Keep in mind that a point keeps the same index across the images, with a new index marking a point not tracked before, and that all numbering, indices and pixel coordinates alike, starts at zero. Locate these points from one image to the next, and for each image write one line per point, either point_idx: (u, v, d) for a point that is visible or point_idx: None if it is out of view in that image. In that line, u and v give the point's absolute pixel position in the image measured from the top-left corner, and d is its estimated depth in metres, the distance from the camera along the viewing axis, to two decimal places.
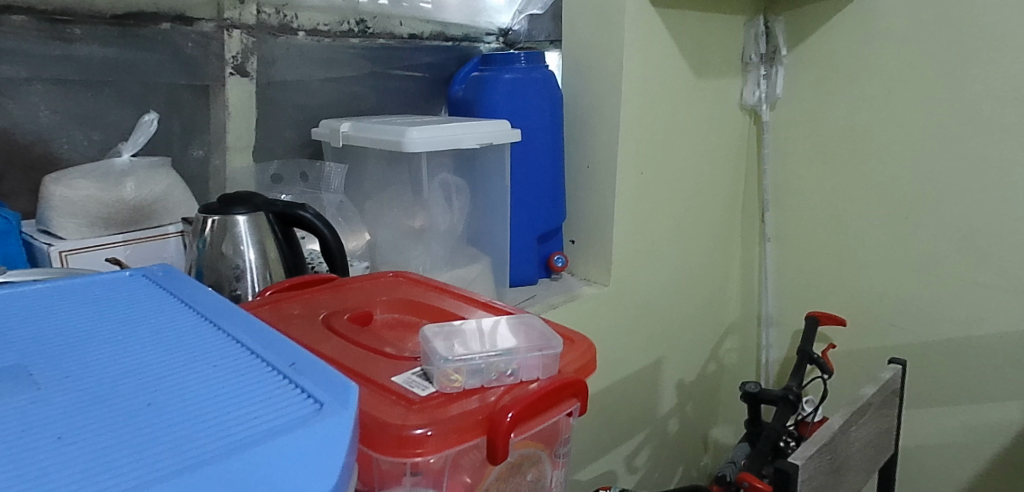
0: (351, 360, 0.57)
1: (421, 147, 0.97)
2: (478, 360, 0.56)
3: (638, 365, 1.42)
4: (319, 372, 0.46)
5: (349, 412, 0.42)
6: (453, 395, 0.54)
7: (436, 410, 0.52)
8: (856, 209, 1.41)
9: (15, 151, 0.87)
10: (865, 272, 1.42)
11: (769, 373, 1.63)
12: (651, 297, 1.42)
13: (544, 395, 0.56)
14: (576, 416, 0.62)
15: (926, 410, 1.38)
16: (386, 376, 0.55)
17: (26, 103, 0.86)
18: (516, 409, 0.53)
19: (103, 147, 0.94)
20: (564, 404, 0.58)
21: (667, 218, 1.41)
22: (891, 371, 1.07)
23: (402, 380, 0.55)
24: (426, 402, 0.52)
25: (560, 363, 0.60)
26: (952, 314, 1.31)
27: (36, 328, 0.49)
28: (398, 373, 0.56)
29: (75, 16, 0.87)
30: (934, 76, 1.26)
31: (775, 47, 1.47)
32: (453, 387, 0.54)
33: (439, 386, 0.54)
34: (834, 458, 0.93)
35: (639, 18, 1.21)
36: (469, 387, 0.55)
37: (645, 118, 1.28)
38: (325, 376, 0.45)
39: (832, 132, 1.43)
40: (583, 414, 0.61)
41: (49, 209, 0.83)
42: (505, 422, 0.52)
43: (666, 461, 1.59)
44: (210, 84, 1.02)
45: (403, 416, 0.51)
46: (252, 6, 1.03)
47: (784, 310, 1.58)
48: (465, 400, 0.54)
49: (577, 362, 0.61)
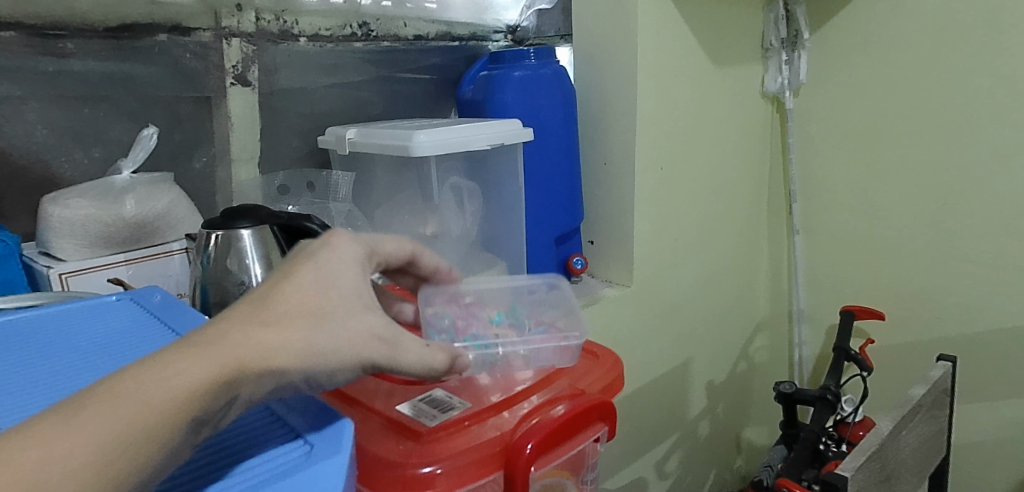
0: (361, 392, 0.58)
1: (430, 151, 0.93)
2: (491, 351, 0.59)
3: (666, 368, 1.37)
4: (312, 411, 0.46)
5: (340, 455, 0.42)
6: (462, 422, 0.54)
7: (445, 446, 0.52)
8: (889, 195, 1.35)
9: (14, 171, 0.84)
10: (899, 262, 1.36)
11: (803, 371, 1.56)
12: (676, 296, 1.37)
13: (566, 423, 0.55)
14: (603, 442, 0.62)
15: (973, 406, 1.31)
16: (391, 406, 0.56)
17: (20, 122, 0.83)
18: (536, 439, 0.53)
19: (104, 163, 0.91)
20: (591, 430, 0.58)
21: (691, 214, 1.36)
22: (940, 368, 1.01)
23: (408, 410, 0.55)
24: (435, 435, 0.52)
25: (587, 384, 0.62)
26: (997, 303, 1.25)
27: (41, 349, 0.50)
28: (403, 402, 0.56)
29: (66, 30, 0.84)
30: (969, 54, 1.20)
31: (797, 31, 1.41)
32: (459, 411, 0.55)
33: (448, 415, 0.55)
34: (884, 466, 0.87)
35: (653, 7, 1.16)
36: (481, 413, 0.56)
37: (663, 112, 1.23)
38: (318, 415, 0.46)
39: (861, 117, 1.36)
40: (610, 439, 0.61)
41: (49, 231, 0.80)
42: (526, 452, 0.52)
43: (698, 465, 1.54)
44: (211, 95, 0.99)
45: (411, 455, 0.51)
46: (250, 13, 1.00)
47: (817, 305, 1.52)
48: (480, 432, 0.54)
49: (602, 381, 0.63)
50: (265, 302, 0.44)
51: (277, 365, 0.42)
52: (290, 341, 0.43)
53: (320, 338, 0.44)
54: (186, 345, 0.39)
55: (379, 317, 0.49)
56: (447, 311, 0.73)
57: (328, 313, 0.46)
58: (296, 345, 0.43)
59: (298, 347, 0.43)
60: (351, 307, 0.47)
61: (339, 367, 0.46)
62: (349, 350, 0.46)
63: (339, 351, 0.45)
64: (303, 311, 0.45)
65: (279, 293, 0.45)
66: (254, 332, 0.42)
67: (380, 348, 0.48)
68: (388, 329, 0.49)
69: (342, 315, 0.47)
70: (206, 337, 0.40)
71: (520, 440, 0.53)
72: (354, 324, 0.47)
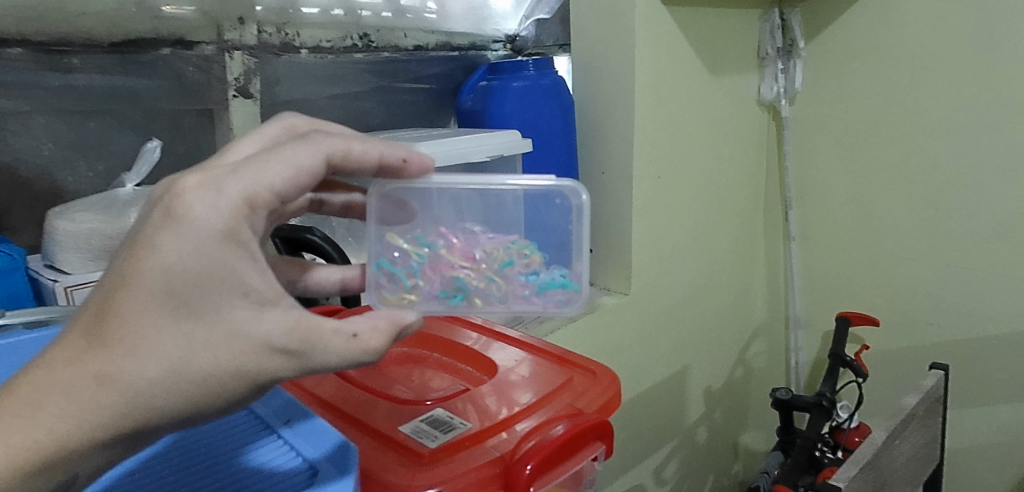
0: (369, 417, 0.65)
1: (430, 163, 0.94)
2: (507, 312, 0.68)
3: (664, 375, 1.38)
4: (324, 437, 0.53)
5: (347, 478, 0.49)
6: (463, 442, 0.62)
7: (445, 469, 0.59)
8: (884, 203, 1.36)
9: (20, 184, 0.86)
10: (894, 268, 1.37)
11: (800, 377, 1.57)
12: (674, 304, 1.38)
13: (560, 445, 0.62)
14: (600, 461, 0.69)
15: (967, 412, 1.32)
16: (397, 426, 0.63)
17: (27, 135, 0.85)
18: (533, 461, 0.60)
19: (107, 177, 0.93)
20: (586, 450, 0.65)
21: (688, 222, 1.37)
22: (933, 376, 1.02)
23: (410, 432, 0.62)
24: (435, 456, 0.60)
25: (585, 404, 0.69)
26: (991, 310, 1.26)
27: None
28: (406, 422, 0.64)
29: (71, 46, 0.85)
30: (962, 64, 1.21)
31: (793, 40, 1.43)
32: (460, 432, 0.62)
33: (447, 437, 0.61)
34: (877, 475, 0.88)
35: (650, 18, 1.17)
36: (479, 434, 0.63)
37: (660, 121, 1.24)
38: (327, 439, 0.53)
39: (856, 126, 1.37)
40: (607, 457, 0.68)
41: (54, 244, 0.82)
42: (524, 474, 0.59)
43: (696, 471, 1.55)
44: (213, 108, 1.00)
45: (413, 477, 0.58)
46: (252, 26, 1.00)
47: (813, 311, 1.53)
48: (482, 454, 0.61)
49: (598, 401, 0.70)
50: (111, 328, 0.39)
51: (127, 418, 0.40)
52: (146, 376, 0.40)
53: (180, 378, 0.41)
54: (7, 415, 0.37)
55: (260, 310, 0.43)
56: (413, 241, 0.66)
57: (187, 342, 0.41)
58: (153, 379, 0.40)
59: (152, 395, 0.40)
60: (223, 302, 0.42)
61: (219, 397, 0.42)
62: (222, 379, 0.42)
63: (208, 383, 0.42)
64: (148, 352, 0.40)
65: (119, 326, 0.39)
66: (84, 394, 0.38)
67: (272, 360, 0.43)
68: (277, 332, 0.43)
69: (206, 338, 0.41)
70: (31, 404, 0.38)
71: (517, 462, 0.60)
72: (227, 347, 0.42)
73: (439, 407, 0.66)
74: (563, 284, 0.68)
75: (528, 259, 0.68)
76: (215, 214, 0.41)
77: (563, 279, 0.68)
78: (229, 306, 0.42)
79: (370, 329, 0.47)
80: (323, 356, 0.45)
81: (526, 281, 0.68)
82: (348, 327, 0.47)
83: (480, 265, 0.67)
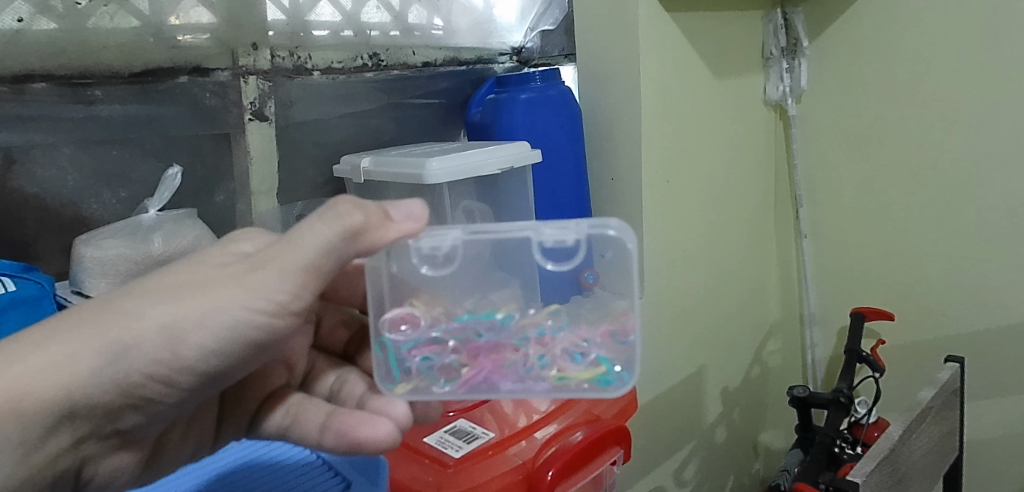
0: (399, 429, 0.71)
1: (443, 178, 0.97)
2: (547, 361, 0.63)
3: (680, 377, 1.40)
4: None
5: None
6: (487, 450, 0.68)
7: (466, 476, 0.66)
8: (892, 198, 1.37)
9: (49, 213, 0.89)
10: (904, 263, 1.38)
11: (816, 374, 1.58)
12: (688, 306, 1.39)
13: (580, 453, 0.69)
14: (617, 464, 0.76)
15: (983, 403, 1.32)
16: (422, 438, 0.70)
17: (52, 167, 0.88)
18: (552, 469, 0.67)
19: (131, 203, 0.96)
20: (605, 454, 0.72)
21: (700, 224, 1.38)
22: (948, 370, 1.03)
23: (435, 441, 0.69)
24: (460, 464, 0.66)
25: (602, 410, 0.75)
26: (1004, 299, 1.26)
27: None
28: (432, 432, 0.70)
29: (95, 78, 0.89)
30: (965, 55, 1.22)
31: (796, 39, 1.44)
32: (483, 442, 0.69)
33: (468, 446, 0.68)
34: (895, 470, 0.89)
35: (654, 23, 1.19)
36: (504, 445, 0.69)
37: (667, 125, 1.26)
38: None
39: (863, 122, 1.38)
40: (622, 460, 0.75)
41: (82, 271, 0.85)
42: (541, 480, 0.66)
43: (715, 472, 1.56)
44: (231, 131, 1.03)
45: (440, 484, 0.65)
46: (265, 51, 1.04)
47: (828, 308, 1.53)
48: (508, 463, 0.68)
49: (614, 406, 0.76)
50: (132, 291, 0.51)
51: None
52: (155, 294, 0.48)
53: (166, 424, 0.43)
54: None
55: (251, 259, 0.52)
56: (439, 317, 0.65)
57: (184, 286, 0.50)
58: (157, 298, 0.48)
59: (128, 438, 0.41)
60: (223, 270, 0.52)
61: None
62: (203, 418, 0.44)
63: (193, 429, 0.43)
64: None
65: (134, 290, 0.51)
66: None
67: (236, 271, 0.51)
68: (262, 261, 0.51)
69: (199, 284, 0.51)
70: None
71: (540, 470, 0.67)
72: (214, 285, 0.50)
73: (461, 418, 0.72)
74: (625, 346, 0.63)
75: (558, 319, 0.67)
76: (236, 245, 0.57)
77: (617, 335, 0.63)
78: (217, 255, 0.55)
79: (352, 210, 0.53)
80: (283, 255, 0.51)
81: (580, 357, 0.63)
82: (312, 216, 0.52)
83: (510, 330, 0.65)
